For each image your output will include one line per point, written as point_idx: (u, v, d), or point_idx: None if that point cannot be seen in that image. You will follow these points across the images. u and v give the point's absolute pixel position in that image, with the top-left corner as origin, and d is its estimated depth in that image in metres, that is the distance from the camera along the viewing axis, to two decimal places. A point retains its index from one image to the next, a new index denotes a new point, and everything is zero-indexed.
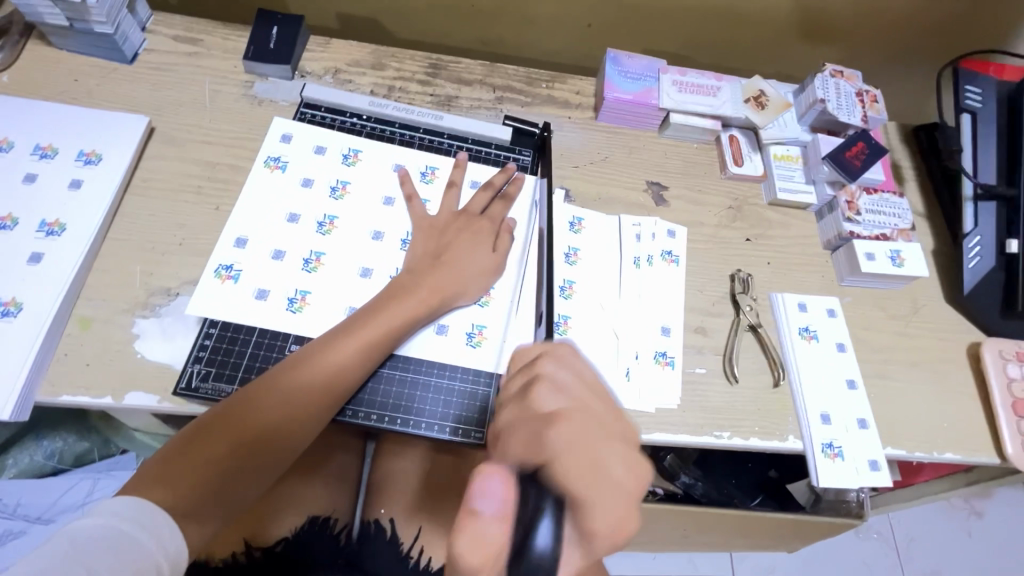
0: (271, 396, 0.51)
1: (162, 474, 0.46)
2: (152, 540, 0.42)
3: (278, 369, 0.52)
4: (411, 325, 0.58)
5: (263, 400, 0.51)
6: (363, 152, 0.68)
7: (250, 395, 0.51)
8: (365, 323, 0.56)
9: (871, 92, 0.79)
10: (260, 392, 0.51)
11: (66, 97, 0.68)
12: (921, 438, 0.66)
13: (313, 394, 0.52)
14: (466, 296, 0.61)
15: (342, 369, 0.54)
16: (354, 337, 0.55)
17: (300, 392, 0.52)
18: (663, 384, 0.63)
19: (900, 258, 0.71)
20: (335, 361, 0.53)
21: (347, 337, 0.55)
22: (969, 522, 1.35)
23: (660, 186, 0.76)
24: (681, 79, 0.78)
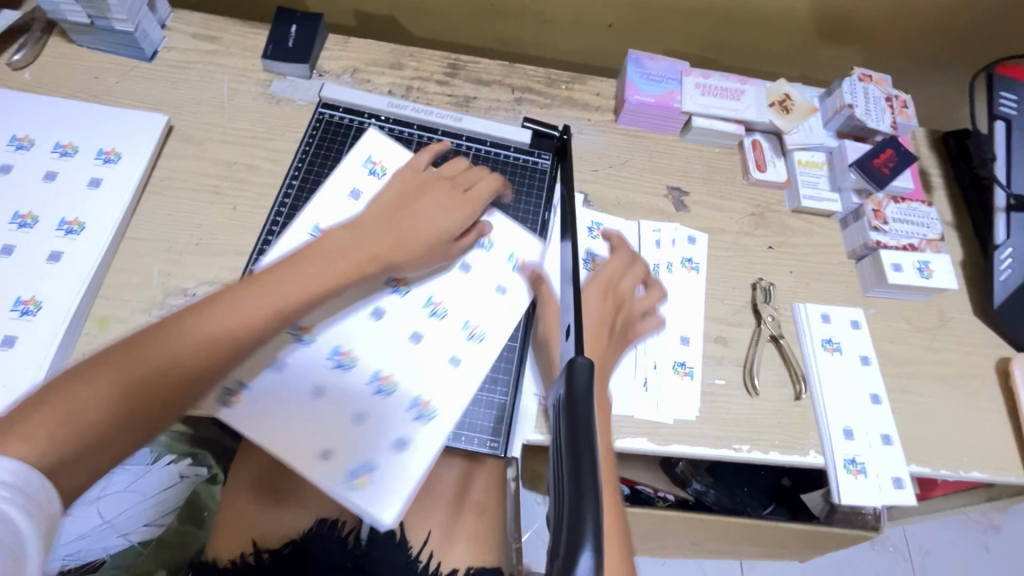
0: (172, 339, 0.43)
1: (34, 421, 0.37)
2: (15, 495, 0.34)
3: (179, 312, 0.45)
4: (340, 281, 0.52)
5: (166, 341, 0.43)
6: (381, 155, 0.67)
7: (142, 337, 0.43)
8: (289, 271, 0.50)
9: (901, 97, 0.77)
10: (153, 334, 0.44)
11: (86, 95, 0.68)
12: (946, 456, 0.64)
13: (220, 337, 0.45)
14: (415, 261, 0.57)
15: (252, 315, 0.46)
16: (274, 283, 0.48)
17: (202, 333, 0.44)
18: (681, 395, 0.62)
19: (928, 269, 0.69)
20: (247, 308, 0.47)
21: (264, 282, 0.48)
22: (987, 536, 1.32)
23: (680, 191, 0.75)
24: (704, 81, 0.76)
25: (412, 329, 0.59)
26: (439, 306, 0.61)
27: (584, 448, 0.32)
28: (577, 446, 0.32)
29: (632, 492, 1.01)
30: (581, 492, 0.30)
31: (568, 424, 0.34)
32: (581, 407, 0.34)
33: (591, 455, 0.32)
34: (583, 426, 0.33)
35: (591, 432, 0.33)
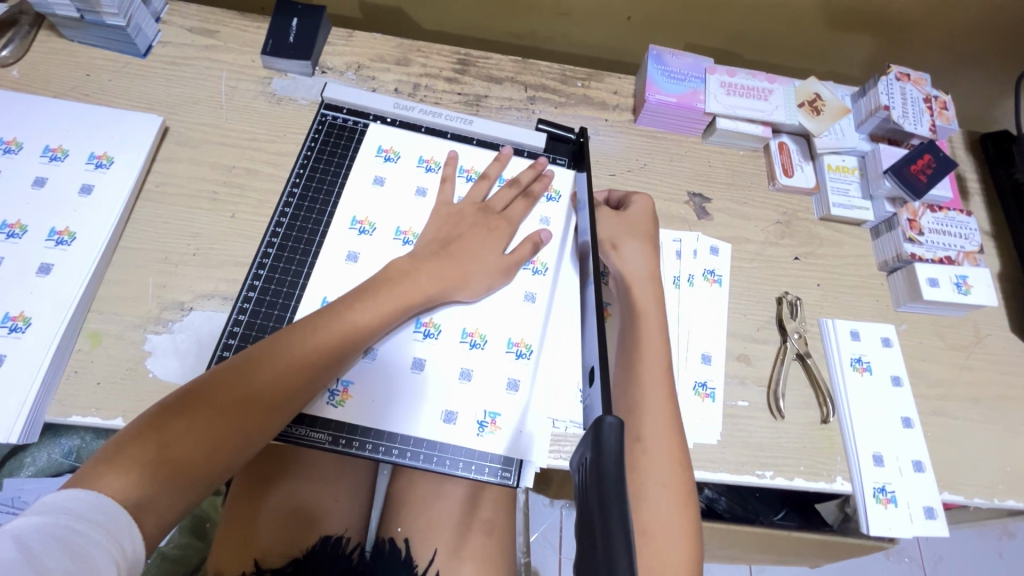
0: (251, 375, 0.46)
1: (131, 454, 0.41)
2: (109, 540, 0.37)
3: (259, 347, 0.48)
4: (395, 315, 0.53)
5: (243, 378, 0.46)
6: (388, 161, 0.64)
7: (227, 372, 0.46)
8: (352, 304, 0.52)
9: (941, 98, 0.72)
10: (233, 369, 0.47)
11: (77, 94, 0.64)
12: (981, 483, 0.61)
13: (289, 372, 0.48)
14: (468, 291, 0.56)
15: (323, 347, 0.49)
16: (346, 316, 0.51)
17: (279, 368, 0.47)
18: (702, 418, 0.59)
19: (966, 284, 0.65)
20: (317, 341, 0.49)
21: (330, 318, 0.50)
22: (1002, 543, 1.29)
23: (702, 197, 0.71)
24: (730, 80, 0.72)
25: (435, 381, 0.55)
26: (477, 335, 0.57)
27: (613, 512, 0.29)
28: (605, 511, 0.29)
29: None
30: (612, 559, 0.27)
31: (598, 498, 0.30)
32: (610, 476, 0.31)
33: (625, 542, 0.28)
34: (613, 501, 0.30)
35: (621, 494, 0.30)
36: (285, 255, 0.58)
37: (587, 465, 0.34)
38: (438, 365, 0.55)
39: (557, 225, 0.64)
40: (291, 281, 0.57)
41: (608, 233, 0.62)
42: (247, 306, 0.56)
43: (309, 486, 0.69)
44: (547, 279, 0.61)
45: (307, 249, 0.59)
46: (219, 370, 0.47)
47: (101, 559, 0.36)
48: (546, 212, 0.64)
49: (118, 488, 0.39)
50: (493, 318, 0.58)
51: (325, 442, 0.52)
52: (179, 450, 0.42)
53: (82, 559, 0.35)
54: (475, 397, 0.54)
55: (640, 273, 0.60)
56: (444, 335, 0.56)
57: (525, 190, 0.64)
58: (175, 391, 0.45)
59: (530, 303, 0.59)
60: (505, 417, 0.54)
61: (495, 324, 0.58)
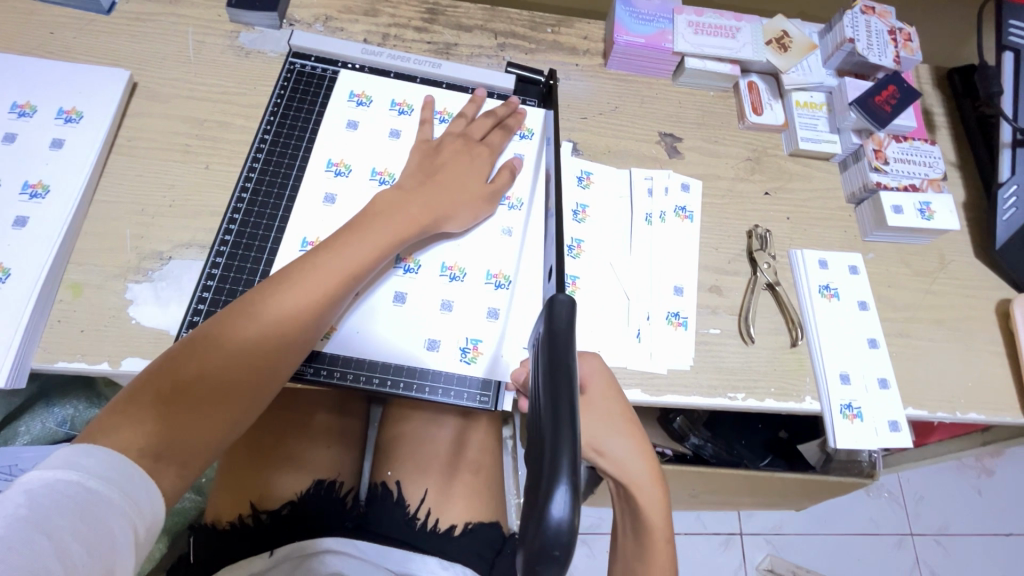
0: (250, 322, 0.47)
1: (141, 403, 0.42)
2: (124, 500, 0.37)
3: (252, 293, 0.48)
4: (388, 251, 0.53)
5: (243, 325, 0.47)
6: (359, 107, 0.64)
7: (224, 321, 0.46)
8: (340, 245, 0.51)
9: (905, 30, 0.73)
10: (230, 316, 0.47)
11: (43, 51, 0.64)
12: (944, 398, 0.63)
13: (289, 314, 0.48)
14: (455, 221, 0.58)
15: (319, 288, 0.49)
16: (339, 251, 0.51)
17: (277, 312, 0.48)
18: (676, 345, 0.61)
19: (929, 210, 0.67)
20: (311, 280, 0.49)
21: (323, 257, 0.50)
22: (979, 481, 1.34)
23: (673, 137, 0.72)
24: (697, 19, 0.72)
25: (418, 311, 0.57)
26: (456, 268, 0.59)
27: (561, 370, 0.33)
28: (554, 370, 0.33)
29: None
30: (557, 403, 0.31)
31: (548, 360, 0.34)
32: (561, 341, 0.35)
33: (570, 391, 0.32)
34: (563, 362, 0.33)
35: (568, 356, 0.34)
36: (260, 200, 0.59)
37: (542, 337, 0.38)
38: (420, 297, 0.57)
39: (530, 162, 0.65)
40: (267, 223, 0.58)
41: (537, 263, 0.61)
42: (224, 250, 0.57)
43: (297, 439, 0.71)
44: (520, 215, 0.63)
45: (281, 192, 0.60)
46: (219, 316, 0.47)
47: (114, 521, 0.35)
48: (519, 150, 0.66)
49: (135, 439, 0.40)
50: (469, 252, 0.60)
51: (308, 374, 0.54)
52: (191, 399, 0.43)
53: (92, 521, 0.34)
54: (458, 326, 0.57)
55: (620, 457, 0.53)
56: (426, 267, 0.58)
57: (500, 123, 0.65)
58: (179, 341, 0.46)
59: (507, 236, 0.61)
60: (486, 342, 0.57)
61: (473, 258, 0.60)
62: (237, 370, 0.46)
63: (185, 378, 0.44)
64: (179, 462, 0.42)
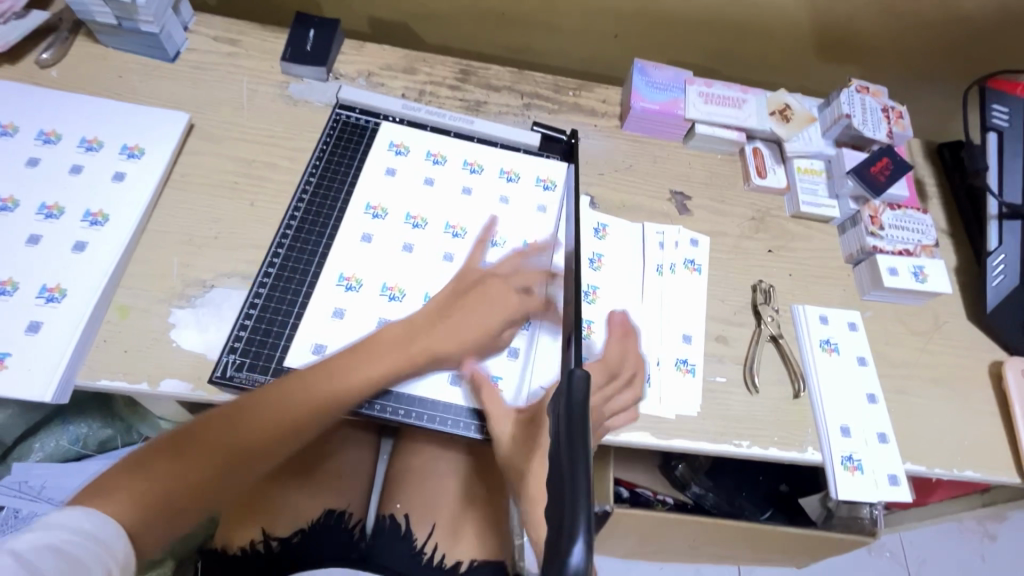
0: (228, 431, 0.50)
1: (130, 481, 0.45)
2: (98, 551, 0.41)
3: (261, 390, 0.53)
4: (384, 381, 0.57)
5: (231, 426, 0.50)
6: (400, 156, 0.70)
7: (208, 422, 0.50)
8: (348, 364, 0.56)
9: (897, 108, 0.80)
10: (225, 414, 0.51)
11: (111, 92, 0.70)
12: (940, 454, 0.66)
13: (284, 422, 0.52)
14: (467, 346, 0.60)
15: (313, 403, 0.53)
16: (351, 366, 0.56)
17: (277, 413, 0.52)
18: (683, 391, 0.64)
19: (923, 274, 0.72)
20: (312, 395, 0.54)
21: (337, 364, 0.55)
22: (983, 546, 1.33)
23: (683, 195, 0.77)
24: (707, 90, 0.79)
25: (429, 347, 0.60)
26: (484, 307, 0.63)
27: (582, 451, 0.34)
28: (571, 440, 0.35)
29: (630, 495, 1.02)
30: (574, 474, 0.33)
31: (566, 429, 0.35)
32: (578, 412, 0.36)
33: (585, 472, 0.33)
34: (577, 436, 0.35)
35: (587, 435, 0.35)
36: (301, 237, 0.64)
37: (557, 403, 0.38)
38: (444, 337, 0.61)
39: (552, 212, 0.70)
40: (307, 259, 0.63)
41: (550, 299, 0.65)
42: (266, 281, 0.61)
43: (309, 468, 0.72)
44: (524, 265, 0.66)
45: (322, 230, 0.64)
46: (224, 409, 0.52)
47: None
48: (545, 202, 0.71)
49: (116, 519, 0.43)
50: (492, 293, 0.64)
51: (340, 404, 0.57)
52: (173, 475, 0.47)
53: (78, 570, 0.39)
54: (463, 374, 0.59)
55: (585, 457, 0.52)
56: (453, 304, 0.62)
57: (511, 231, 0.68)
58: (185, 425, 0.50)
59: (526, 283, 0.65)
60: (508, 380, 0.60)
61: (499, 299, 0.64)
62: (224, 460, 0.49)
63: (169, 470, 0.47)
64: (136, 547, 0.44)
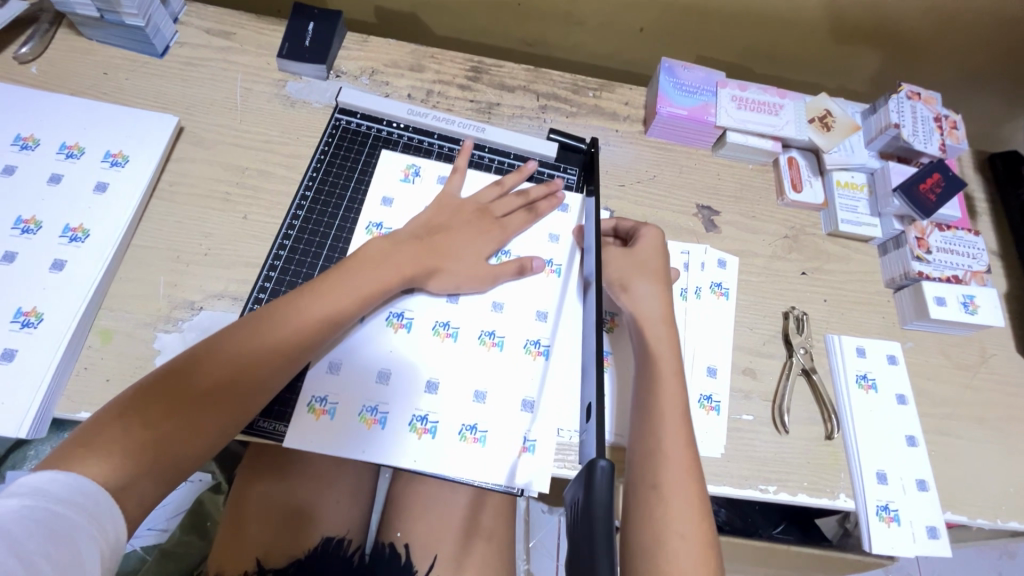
0: (204, 373, 0.46)
1: (107, 440, 0.42)
2: (91, 523, 0.38)
3: (254, 315, 0.50)
4: (359, 306, 0.53)
5: (204, 367, 0.46)
6: (422, 171, 0.65)
7: (183, 367, 0.46)
8: (340, 282, 0.52)
9: (951, 117, 0.72)
10: (212, 348, 0.47)
11: (95, 91, 0.65)
12: (984, 503, 0.61)
13: (271, 353, 0.48)
14: (441, 282, 0.57)
15: (308, 324, 0.50)
16: (326, 297, 0.51)
17: (259, 349, 0.48)
18: (707, 432, 0.59)
19: (973, 304, 0.65)
20: (303, 318, 0.50)
21: (321, 286, 0.52)
22: (1002, 563, 1.29)
23: (710, 210, 0.71)
24: (740, 94, 0.72)
25: (450, 406, 0.54)
26: (498, 334, 0.58)
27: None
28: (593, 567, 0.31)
29: None
30: None
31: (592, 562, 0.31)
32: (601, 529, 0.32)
33: None
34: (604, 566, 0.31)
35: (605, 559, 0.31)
36: (297, 259, 0.59)
37: (578, 504, 0.34)
38: (450, 377, 0.55)
39: (566, 238, 0.64)
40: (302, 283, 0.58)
41: (616, 275, 0.61)
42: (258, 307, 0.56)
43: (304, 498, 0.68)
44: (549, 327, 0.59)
45: (318, 250, 0.60)
46: (195, 352, 0.47)
47: (82, 543, 0.37)
48: (560, 225, 0.65)
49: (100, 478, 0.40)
50: (509, 315, 0.58)
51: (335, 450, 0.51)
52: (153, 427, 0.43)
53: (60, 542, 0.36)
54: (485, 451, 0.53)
55: (649, 303, 0.59)
56: (507, 359, 0.56)
57: (531, 205, 0.64)
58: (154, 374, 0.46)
59: (542, 320, 0.59)
60: (538, 456, 0.53)
61: (514, 328, 0.58)
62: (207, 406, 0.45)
63: (154, 415, 0.44)
64: (137, 498, 0.42)
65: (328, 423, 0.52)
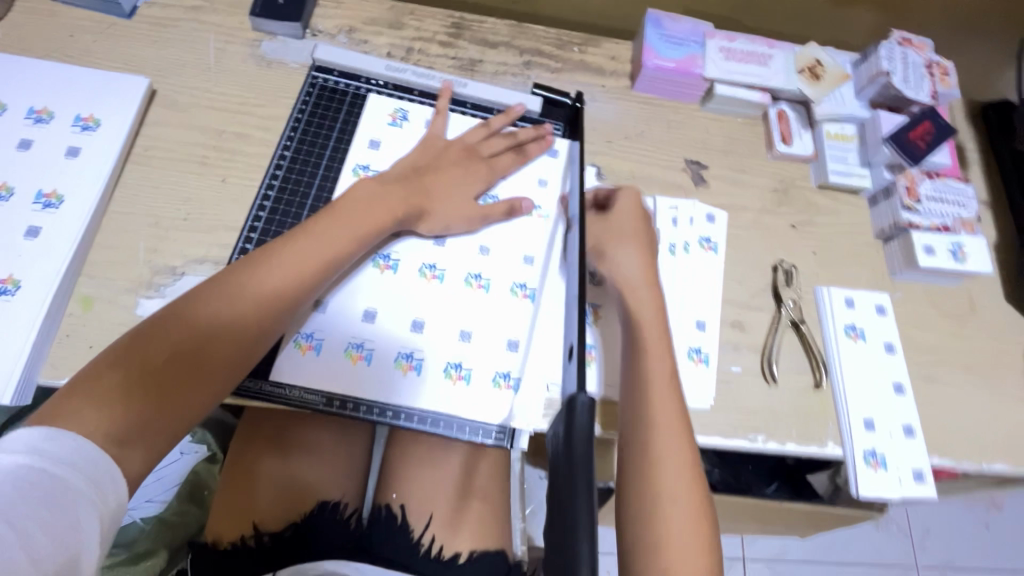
0: (200, 317, 0.45)
1: (107, 386, 0.41)
2: (88, 489, 0.36)
3: (247, 259, 0.49)
4: (353, 247, 0.52)
5: (200, 311, 0.45)
6: (409, 118, 0.63)
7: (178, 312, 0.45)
8: (331, 223, 0.51)
9: (942, 63, 0.71)
10: (205, 294, 0.47)
11: (62, 54, 0.63)
12: (969, 447, 0.61)
13: (267, 297, 0.48)
14: (431, 222, 0.57)
15: (300, 266, 0.49)
16: (317, 238, 0.50)
17: (255, 292, 0.47)
18: (696, 383, 0.59)
19: (961, 252, 0.65)
20: (296, 260, 0.49)
21: (312, 228, 0.51)
22: (989, 515, 1.32)
23: (699, 165, 0.70)
24: (729, 44, 0.70)
25: (436, 344, 0.53)
26: (484, 277, 0.57)
27: (581, 482, 0.32)
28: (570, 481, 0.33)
29: None
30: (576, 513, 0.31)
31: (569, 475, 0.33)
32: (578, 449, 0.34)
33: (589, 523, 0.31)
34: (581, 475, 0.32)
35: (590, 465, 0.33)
36: (277, 219, 0.58)
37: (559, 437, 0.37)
38: (436, 322, 0.54)
39: (554, 185, 0.63)
40: None
41: (595, 242, 0.61)
42: None
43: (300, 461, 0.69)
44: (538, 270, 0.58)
45: (298, 209, 0.58)
46: (189, 298, 0.46)
47: (81, 508, 0.35)
48: (549, 173, 0.63)
49: (102, 424, 0.39)
50: (496, 258, 0.57)
51: (319, 403, 0.51)
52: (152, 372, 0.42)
53: (57, 507, 0.34)
54: (470, 389, 0.52)
55: (629, 267, 0.59)
56: (494, 300, 0.55)
57: (519, 147, 0.64)
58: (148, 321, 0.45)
59: (528, 264, 0.58)
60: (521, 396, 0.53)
61: (500, 270, 0.57)
62: (206, 350, 0.45)
63: (154, 361, 0.43)
64: (144, 444, 0.41)
65: (313, 359, 0.52)
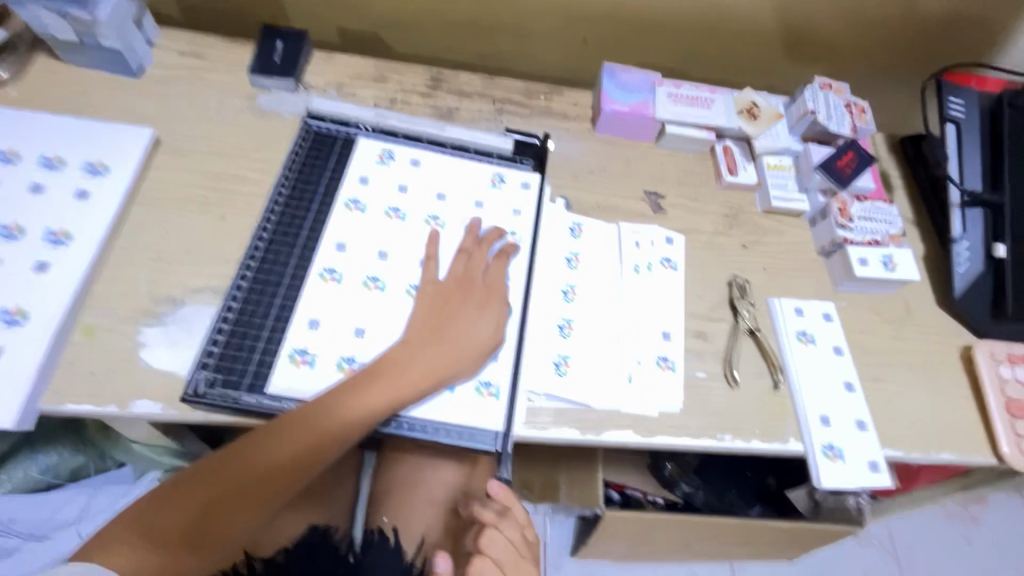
0: (233, 471, 0.51)
1: (136, 527, 0.47)
2: None
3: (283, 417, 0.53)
4: (379, 412, 0.54)
5: (232, 467, 0.51)
6: (396, 157, 0.70)
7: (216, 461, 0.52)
8: (360, 391, 0.54)
9: (859, 103, 0.82)
10: (237, 449, 0.52)
11: (73, 109, 0.68)
12: (918, 439, 0.67)
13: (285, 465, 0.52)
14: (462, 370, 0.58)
15: (322, 437, 0.53)
16: (343, 404, 0.53)
17: (277, 460, 0.52)
18: (665, 388, 0.64)
19: (892, 262, 0.73)
20: (319, 428, 0.53)
21: (343, 392, 0.54)
22: (968, 530, 1.35)
23: (657, 195, 0.78)
24: (676, 91, 0.80)
25: None
26: None
27: None
28: None
29: (620, 497, 1.00)
30: None
31: None
32: None
33: None
34: None
35: None
36: (274, 248, 0.63)
37: None
38: None
39: (527, 214, 0.70)
40: (280, 269, 0.62)
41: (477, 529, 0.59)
42: (238, 294, 0.60)
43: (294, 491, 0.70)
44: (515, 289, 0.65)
45: (294, 238, 0.64)
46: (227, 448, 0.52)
47: None
48: (522, 202, 0.71)
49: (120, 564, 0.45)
50: None
51: None
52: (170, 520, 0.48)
53: None
54: (455, 396, 0.59)
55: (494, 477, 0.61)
56: None
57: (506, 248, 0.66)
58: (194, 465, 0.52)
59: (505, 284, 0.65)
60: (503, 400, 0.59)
61: None
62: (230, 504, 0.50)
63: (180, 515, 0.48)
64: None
65: (308, 372, 0.57)
